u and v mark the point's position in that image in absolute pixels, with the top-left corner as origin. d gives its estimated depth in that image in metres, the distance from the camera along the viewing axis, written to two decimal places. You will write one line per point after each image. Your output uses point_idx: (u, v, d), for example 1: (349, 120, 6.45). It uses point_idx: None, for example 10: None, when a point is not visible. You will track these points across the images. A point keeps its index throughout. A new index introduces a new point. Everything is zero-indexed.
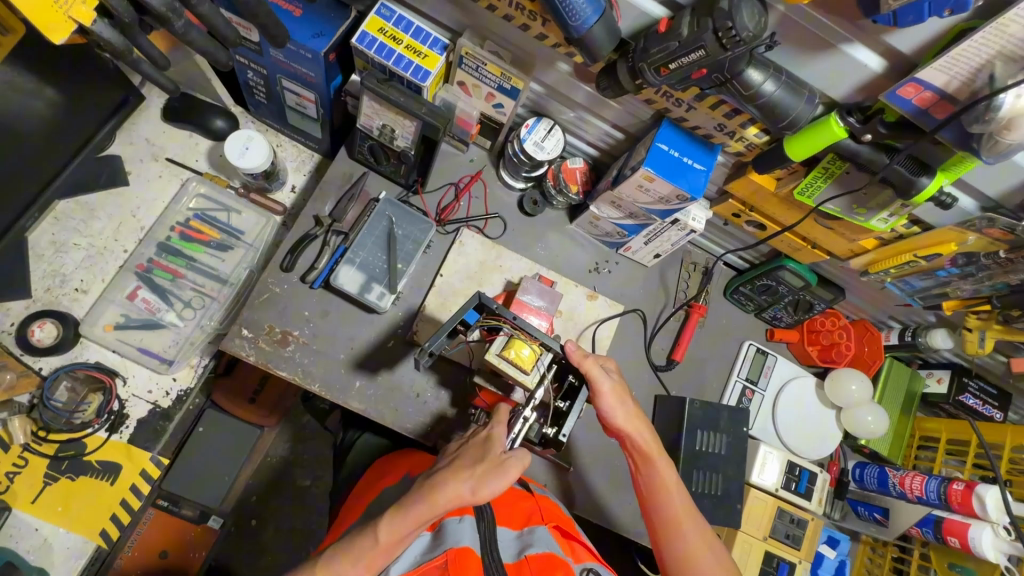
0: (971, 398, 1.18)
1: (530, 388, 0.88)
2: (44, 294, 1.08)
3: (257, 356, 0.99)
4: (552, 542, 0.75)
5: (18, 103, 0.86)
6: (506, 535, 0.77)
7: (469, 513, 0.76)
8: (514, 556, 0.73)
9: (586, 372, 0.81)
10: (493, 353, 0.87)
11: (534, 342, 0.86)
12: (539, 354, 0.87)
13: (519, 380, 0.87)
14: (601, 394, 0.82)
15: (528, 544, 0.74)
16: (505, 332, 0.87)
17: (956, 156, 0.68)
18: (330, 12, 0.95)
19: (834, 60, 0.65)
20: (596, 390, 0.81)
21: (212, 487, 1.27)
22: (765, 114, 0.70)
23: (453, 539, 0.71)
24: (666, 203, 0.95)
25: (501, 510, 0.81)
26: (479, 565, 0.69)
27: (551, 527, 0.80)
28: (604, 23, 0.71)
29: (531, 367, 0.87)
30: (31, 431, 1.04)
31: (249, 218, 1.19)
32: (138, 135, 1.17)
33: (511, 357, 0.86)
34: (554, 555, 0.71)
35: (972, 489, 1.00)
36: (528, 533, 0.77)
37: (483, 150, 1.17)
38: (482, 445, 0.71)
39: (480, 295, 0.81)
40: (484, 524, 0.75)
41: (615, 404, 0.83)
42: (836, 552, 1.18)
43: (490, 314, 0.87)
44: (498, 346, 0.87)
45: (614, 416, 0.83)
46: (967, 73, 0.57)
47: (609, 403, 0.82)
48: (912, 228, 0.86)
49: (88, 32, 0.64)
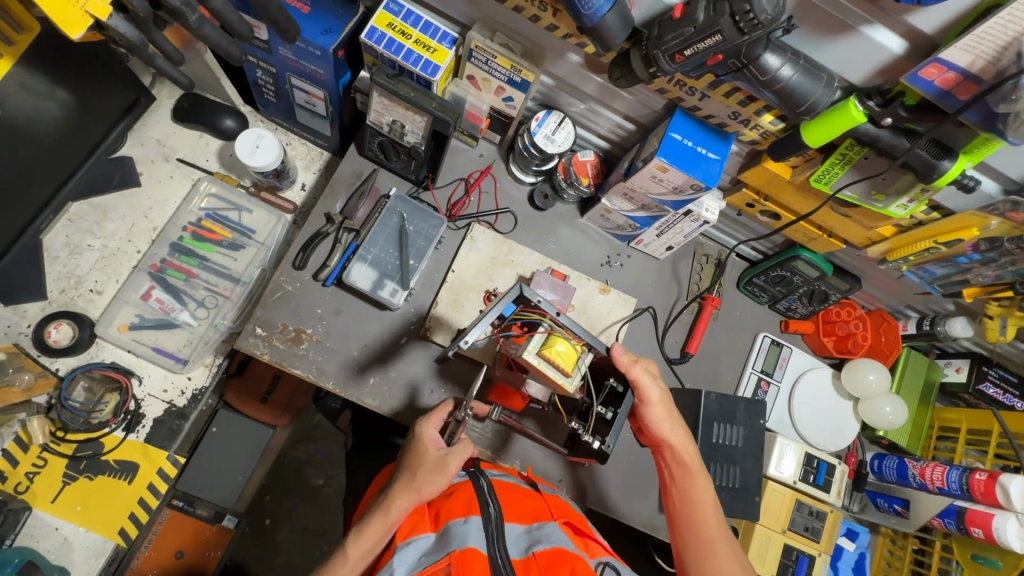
0: (991, 387, 1.16)
1: (569, 392, 0.79)
2: (59, 296, 1.09)
3: (272, 354, 0.99)
4: (563, 537, 0.75)
5: (32, 104, 0.86)
6: (515, 531, 0.76)
7: (475, 513, 0.74)
8: (522, 551, 0.73)
9: (635, 378, 0.80)
10: (529, 352, 0.77)
11: (578, 341, 0.79)
12: (581, 353, 0.79)
13: (560, 384, 0.77)
14: (647, 401, 0.82)
15: (537, 540, 0.74)
16: (543, 329, 0.79)
17: (980, 136, 0.67)
18: (339, 8, 0.94)
19: (854, 43, 0.64)
20: (645, 399, 0.81)
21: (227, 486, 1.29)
22: (782, 100, 0.69)
23: (458, 540, 0.71)
24: (679, 193, 0.94)
25: (509, 506, 0.81)
26: (485, 564, 0.69)
27: (561, 523, 0.80)
28: (617, 11, 0.70)
29: (572, 370, 0.78)
30: (49, 431, 1.05)
31: (260, 216, 1.20)
32: (149, 137, 1.18)
33: (552, 357, 0.77)
34: (562, 550, 0.72)
35: (995, 479, 0.99)
36: (536, 528, 0.77)
37: (493, 145, 1.17)
38: (417, 451, 0.82)
39: (523, 285, 0.76)
40: (491, 521, 0.73)
41: (658, 412, 0.82)
42: (856, 544, 1.18)
43: (527, 307, 0.80)
44: (536, 343, 0.78)
45: (656, 424, 0.83)
46: (994, 51, 0.56)
47: (654, 410, 0.82)
48: (932, 214, 0.84)
49: (103, 27, 0.64)
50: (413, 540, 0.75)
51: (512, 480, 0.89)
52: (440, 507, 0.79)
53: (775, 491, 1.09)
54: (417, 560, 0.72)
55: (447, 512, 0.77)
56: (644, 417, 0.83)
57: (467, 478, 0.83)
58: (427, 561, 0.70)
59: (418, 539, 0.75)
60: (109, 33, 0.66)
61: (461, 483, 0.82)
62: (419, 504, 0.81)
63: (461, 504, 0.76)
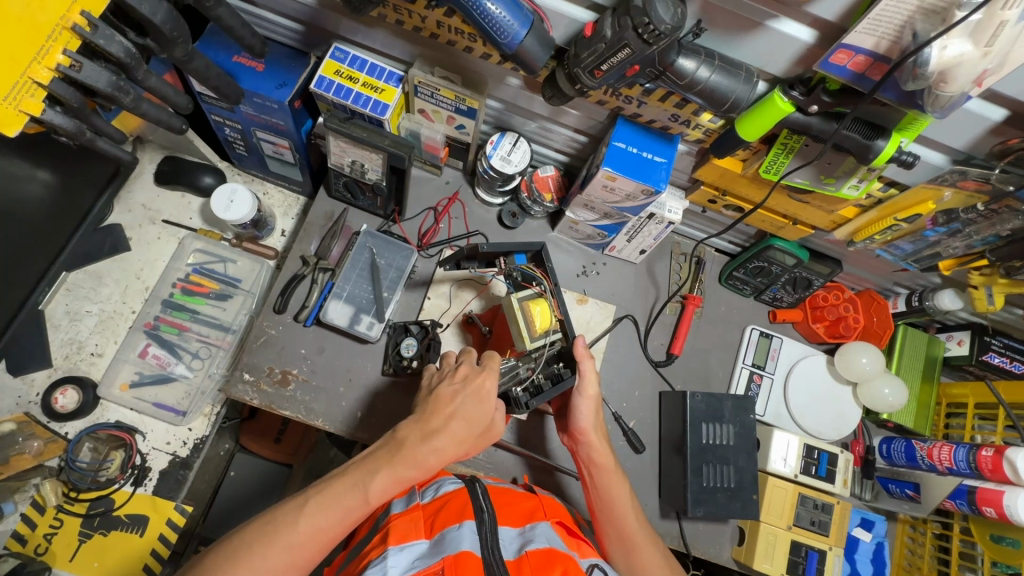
0: (996, 356, 1.11)
1: (524, 346, 0.88)
2: (63, 362, 1.15)
3: (260, 399, 1.02)
4: (554, 537, 0.75)
5: (16, 188, 0.93)
6: (508, 533, 0.76)
7: (469, 518, 0.74)
8: (515, 552, 0.72)
9: (582, 369, 0.88)
10: (518, 295, 0.89)
11: (557, 313, 0.91)
12: (553, 326, 0.90)
13: (521, 335, 0.88)
14: (581, 395, 0.89)
15: (528, 540, 0.73)
16: (536, 287, 0.92)
17: (908, 115, 0.68)
18: (291, 62, 0.99)
19: (766, 37, 0.65)
20: (584, 389, 0.89)
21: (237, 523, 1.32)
22: (706, 100, 0.71)
23: (452, 544, 0.70)
24: (634, 200, 0.95)
25: (502, 510, 0.81)
26: (478, 565, 0.68)
27: (553, 523, 0.80)
28: (534, 34, 0.72)
29: (541, 333, 0.88)
30: (62, 492, 1.09)
31: (244, 265, 1.24)
32: (135, 203, 1.25)
33: (530, 310, 0.88)
34: (554, 549, 0.71)
35: (1002, 454, 0.95)
36: (529, 529, 0.77)
37: (457, 171, 1.20)
38: (481, 407, 0.80)
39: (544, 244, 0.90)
40: (485, 526, 0.73)
41: (589, 406, 0.90)
42: (872, 535, 1.13)
43: (536, 263, 0.93)
44: (525, 294, 0.90)
45: (581, 417, 0.89)
46: (894, 31, 0.57)
47: (586, 402, 0.89)
48: (889, 190, 0.84)
49: (39, 121, 0.68)
50: (407, 545, 0.73)
51: (507, 487, 0.91)
52: (435, 514, 0.78)
53: (776, 487, 1.06)
54: (411, 564, 0.70)
55: (443, 518, 0.76)
56: (575, 407, 0.90)
57: (461, 486, 0.83)
58: (421, 564, 0.69)
59: (412, 545, 0.73)
60: (49, 125, 0.70)
61: (456, 491, 0.82)
62: (415, 510, 0.79)
63: (456, 510, 0.76)
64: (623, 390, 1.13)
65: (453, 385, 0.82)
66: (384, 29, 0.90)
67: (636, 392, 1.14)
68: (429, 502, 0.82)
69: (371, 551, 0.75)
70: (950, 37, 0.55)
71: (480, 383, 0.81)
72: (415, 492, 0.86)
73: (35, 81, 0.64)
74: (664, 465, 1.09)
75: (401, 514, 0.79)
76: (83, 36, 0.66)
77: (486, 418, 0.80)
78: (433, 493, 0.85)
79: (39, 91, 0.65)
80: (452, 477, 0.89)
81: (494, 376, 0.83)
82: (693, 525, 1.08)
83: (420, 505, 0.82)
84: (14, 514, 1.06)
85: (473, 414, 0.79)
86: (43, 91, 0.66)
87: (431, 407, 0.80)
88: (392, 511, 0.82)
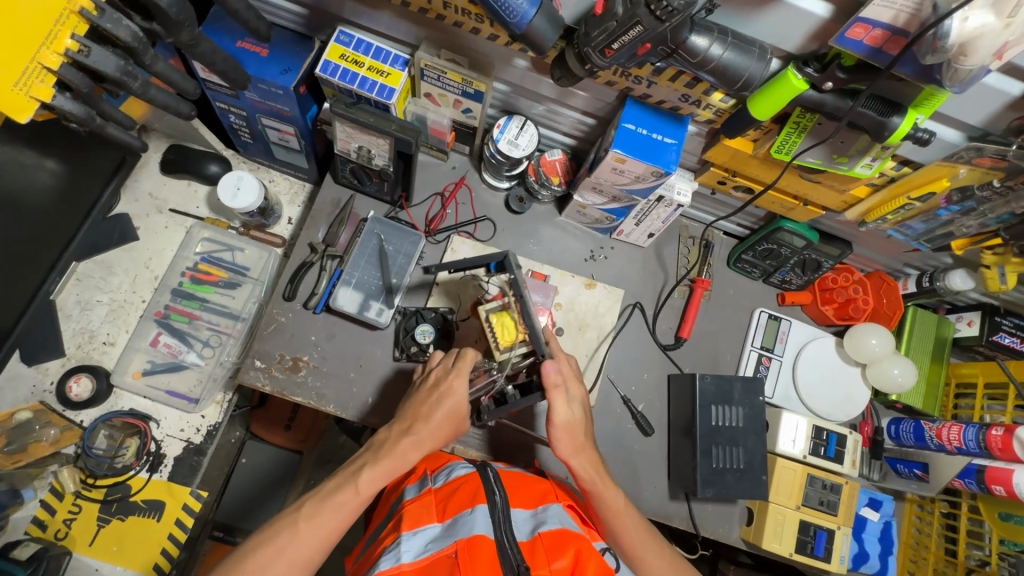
0: (1007, 337, 1.11)
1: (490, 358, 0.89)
2: (77, 351, 1.16)
3: (273, 385, 1.02)
4: (567, 519, 0.76)
5: (24, 176, 0.93)
6: (521, 515, 0.77)
7: (481, 502, 0.75)
8: (528, 533, 0.73)
9: (552, 396, 0.84)
10: (485, 308, 0.89)
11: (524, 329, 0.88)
12: (521, 340, 0.88)
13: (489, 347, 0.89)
14: (553, 426, 0.85)
15: (541, 522, 0.74)
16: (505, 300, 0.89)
17: (925, 90, 0.67)
18: (295, 47, 0.98)
19: (780, 13, 0.64)
20: (554, 420, 0.85)
21: (261, 512, 1.34)
22: (718, 79, 0.70)
23: (465, 528, 0.71)
24: (644, 182, 0.94)
25: (515, 493, 0.82)
26: (492, 549, 0.68)
27: (565, 506, 0.81)
28: (544, 13, 0.71)
29: (505, 346, 0.88)
30: (80, 479, 1.11)
31: (252, 253, 1.25)
32: (142, 192, 1.24)
33: (494, 325, 0.88)
34: (567, 530, 0.72)
35: (1011, 433, 0.96)
36: (541, 511, 0.77)
37: (464, 156, 1.19)
38: (448, 405, 0.82)
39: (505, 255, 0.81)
40: (498, 509, 0.73)
41: (562, 433, 0.86)
42: (880, 514, 1.15)
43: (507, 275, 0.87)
44: (492, 306, 0.90)
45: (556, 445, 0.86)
46: (913, 4, 0.56)
47: (559, 430, 0.85)
48: (903, 169, 0.83)
49: (48, 107, 0.68)
50: (420, 529, 0.74)
51: (518, 470, 0.92)
52: (447, 498, 0.79)
53: (785, 468, 1.07)
54: (423, 547, 0.71)
55: (455, 503, 0.77)
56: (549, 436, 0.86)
57: (473, 471, 0.84)
58: (433, 547, 0.70)
59: (424, 529, 0.74)
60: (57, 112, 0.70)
61: (468, 475, 0.83)
62: (427, 496, 0.80)
63: (468, 495, 0.77)
64: (632, 374, 1.14)
65: (426, 396, 0.84)
66: (390, 10, 0.89)
67: (645, 375, 1.14)
68: (441, 487, 0.83)
69: (386, 537, 0.77)
70: (972, 8, 0.54)
71: (448, 386, 0.83)
72: (427, 477, 0.87)
73: (44, 66, 0.64)
74: (673, 447, 1.10)
75: (413, 500, 0.80)
76: (90, 20, 0.65)
77: (460, 412, 0.82)
78: (445, 477, 0.85)
79: (49, 76, 0.65)
80: (464, 463, 0.90)
81: (462, 379, 0.84)
82: (702, 506, 1.09)
83: (432, 489, 0.83)
84: (34, 500, 1.08)
85: (446, 411, 0.81)
86: (53, 76, 0.65)
87: (408, 412, 0.83)
88: (405, 498, 0.83)
